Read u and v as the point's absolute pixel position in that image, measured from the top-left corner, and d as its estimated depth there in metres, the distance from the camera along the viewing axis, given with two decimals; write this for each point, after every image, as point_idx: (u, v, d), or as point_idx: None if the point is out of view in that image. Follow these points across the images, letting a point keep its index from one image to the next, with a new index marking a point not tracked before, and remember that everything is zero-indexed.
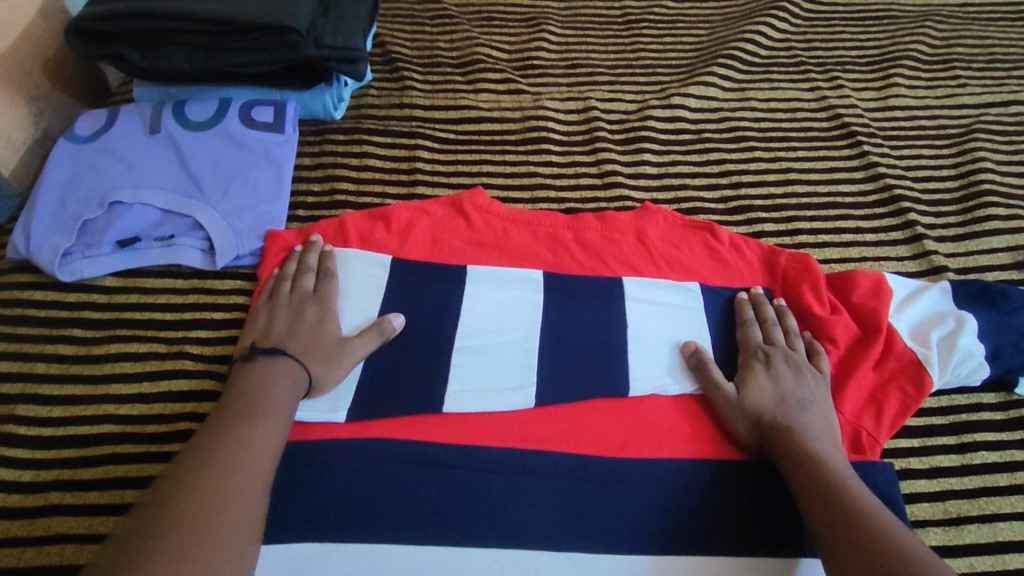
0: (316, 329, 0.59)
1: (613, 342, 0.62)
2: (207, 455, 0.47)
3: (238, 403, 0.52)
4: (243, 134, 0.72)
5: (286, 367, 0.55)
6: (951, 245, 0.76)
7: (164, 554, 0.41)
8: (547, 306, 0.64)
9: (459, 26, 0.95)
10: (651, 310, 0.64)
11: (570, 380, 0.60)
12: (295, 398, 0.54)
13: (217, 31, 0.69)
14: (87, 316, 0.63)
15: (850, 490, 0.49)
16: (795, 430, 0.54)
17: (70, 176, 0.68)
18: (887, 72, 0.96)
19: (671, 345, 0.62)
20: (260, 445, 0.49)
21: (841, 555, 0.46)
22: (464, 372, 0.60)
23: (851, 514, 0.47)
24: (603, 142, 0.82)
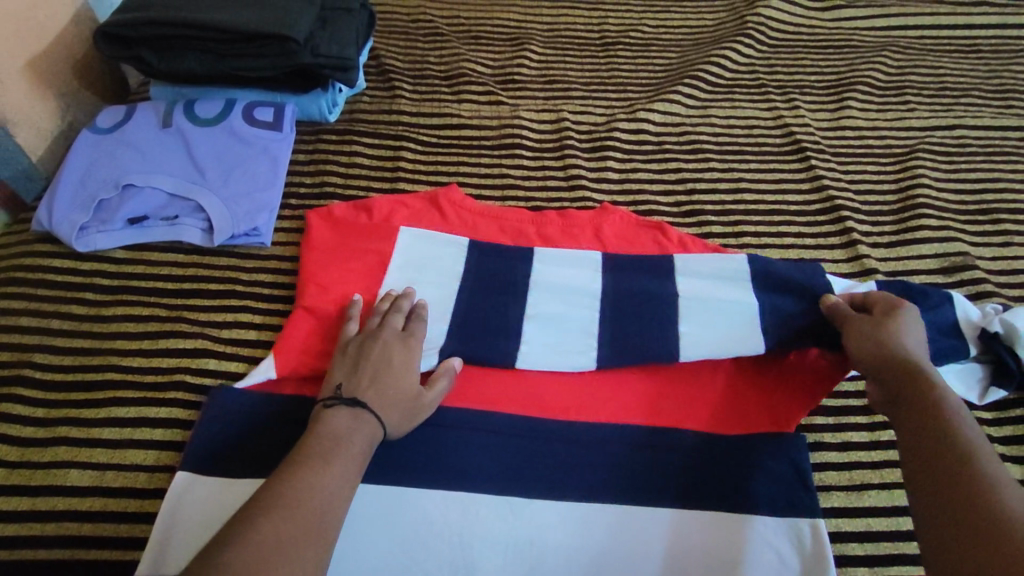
0: (389, 374, 0.58)
1: (664, 315, 0.68)
2: (305, 458, 0.49)
3: (328, 422, 0.53)
4: (246, 131, 0.81)
5: (364, 420, 0.54)
6: (884, 250, 0.83)
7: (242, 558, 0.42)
8: (605, 286, 0.71)
9: (449, 43, 1.05)
10: (700, 283, 0.71)
11: (628, 350, 0.66)
12: (373, 443, 0.53)
13: (225, 39, 0.78)
14: (99, 282, 0.71)
15: (962, 441, 0.49)
16: (917, 375, 0.54)
17: (91, 161, 0.77)
18: (841, 96, 1.04)
19: (720, 315, 0.68)
20: (342, 456, 0.50)
21: (926, 486, 0.48)
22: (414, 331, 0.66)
23: (949, 452, 0.48)
24: (570, 149, 0.90)
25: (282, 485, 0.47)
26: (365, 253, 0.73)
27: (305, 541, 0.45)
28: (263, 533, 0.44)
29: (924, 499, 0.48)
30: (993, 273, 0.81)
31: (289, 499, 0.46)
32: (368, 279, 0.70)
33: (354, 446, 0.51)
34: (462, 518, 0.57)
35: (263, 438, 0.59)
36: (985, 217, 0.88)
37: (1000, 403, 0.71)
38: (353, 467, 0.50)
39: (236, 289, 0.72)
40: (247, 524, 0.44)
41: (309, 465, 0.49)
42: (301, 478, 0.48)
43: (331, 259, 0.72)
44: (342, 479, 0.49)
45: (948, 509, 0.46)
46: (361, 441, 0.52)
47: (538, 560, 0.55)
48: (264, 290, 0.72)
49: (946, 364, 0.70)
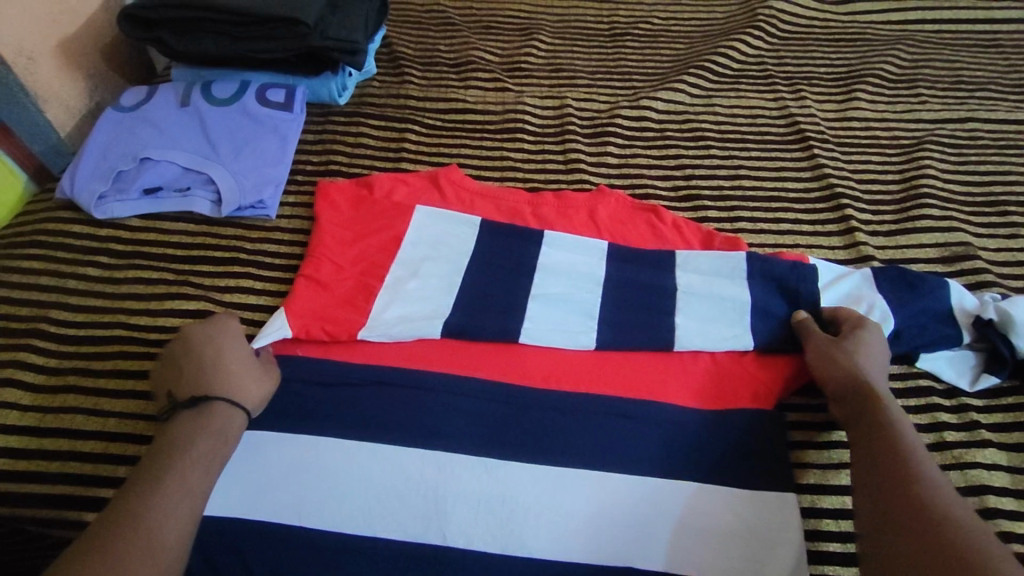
0: (227, 362, 0.58)
1: (661, 306, 0.70)
2: (162, 454, 0.50)
3: (179, 424, 0.53)
4: (258, 110, 0.85)
5: (222, 409, 0.54)
6: (882, 239, 0.82)
7: (115, 556, 0.43)
8: (611, 272, 0.73)
9: (460, 33, 1.08)
10: (701, 277, 0.72)
11: (630, 334, 0.68)
12: (234, 429, 0.55)
13: (239, 22, 0.82)
14: (113, 248, 0.75)
15: (910, 454, 0.50)
16: (873, 391, 0.57)
17: (114, 136, 0.81)
18: (850, 88, 1.03)
19: (719, 310, 0.70)
20: (199, 445, 0.52)
21: (873, 487, 0.49)
22: (394, 302, 0.69)
23: (895, 460, 0.50)
24: (571, 135, 0.92)
25: (155, 480, 0.48)
26: (378, 230, 0.75)
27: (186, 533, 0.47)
28: (148, 524, 0.45)
29: (868, 495, 0.49)
30: (995, 264, 0.80)
31: (169, 494, 0.47)
32: (380, 256, 0.73)
33: (214, 429, 0.53)
34: (438, 475, 0.59)
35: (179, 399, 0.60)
36: (992, 209, 0.86)
37: (992, 391, 0.69)
38: (213, 454, 0.52)
39: (240, 257, 0.75)
40: (128, 518, 0.45)
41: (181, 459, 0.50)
42: (162, 474, 0.48)
43: (346, 235, 0.75)
44: (200, 465, 0.50)
45: (891, 506, 0.47)
46: (219, 425, 0.54)
47: (506, 516, 0.57)
48: (266, 259, 0.75)
49: (939, 351, 0.70)
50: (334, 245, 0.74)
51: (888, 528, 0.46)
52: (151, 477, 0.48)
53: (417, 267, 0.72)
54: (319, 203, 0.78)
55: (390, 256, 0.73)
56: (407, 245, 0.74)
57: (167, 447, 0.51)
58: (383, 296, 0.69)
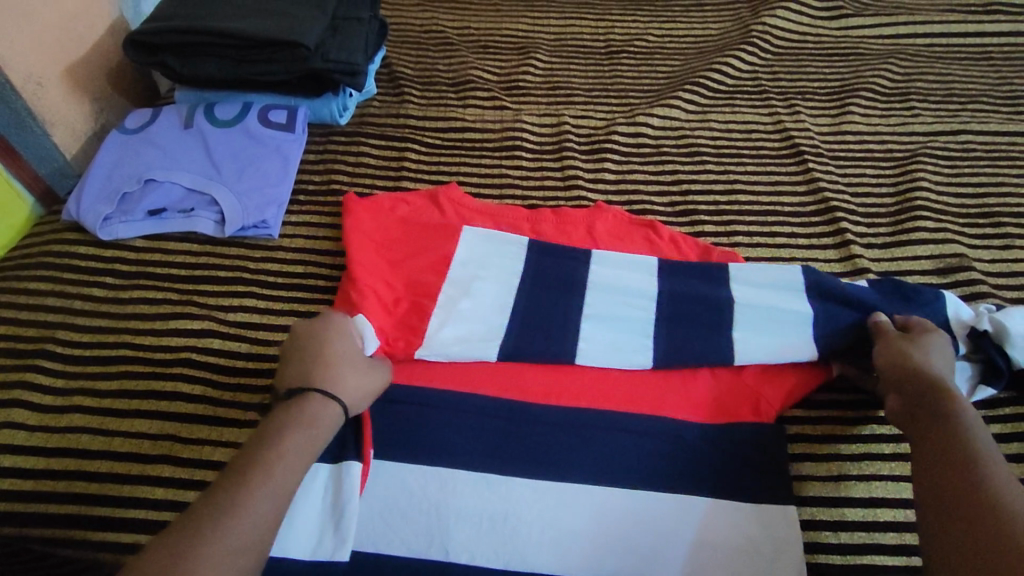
0: (331, 358, 0.59)
1: (720, 320, 0.69)
2: (264, 440, 0.51)
3: (283, 412, 0.53)
4: (260, 131, 0.87)
5: (320, 402, 0.54)
6: (878, 251, 0.83)
7: (207, 535, 0.44)
8: (661, 288, 0.72)
9: (459, 53, 1.10)
10: (756, 291, 0.71)
11: (684, 352, 0.67)
12: (331, 425, 0.54)
13: (242, 46, 0.84)
14: (118, 268, 0.76)
15: (972, 444, 0.50)
16: (933, 387, 0.57)
17: (119, 158, 0.83)
18: (844, 102, 1.04)
19: (781, 323, 0.68)
20: (296, 434, 0.51)
21: (931, 476, 0.50)
22: (449, 322, 0.69)
23: (956, 450, 0.50)
24: (569, 152, 0.93)
25: (246, 472, 0.48)
26: (426, 249, 0.75)
27: (264, 536, 0.46)
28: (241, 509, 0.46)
29: (926, 483, 0.50)
30: (990, 275, 0.81)
31: (263, 483, 0.47)
32: (432, 275, 0.73)
33: (311, 423, 0.53)
34: (441, 491, 0.59)
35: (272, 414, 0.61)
36: (986, 220, 0.87)
37: (987, 401, 0.71)
38: (309, 446, 0.51)
39: (243, 277, 0.76)
40: (217, 509, 0.45)
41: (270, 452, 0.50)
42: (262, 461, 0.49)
43: (392, 255, 0.75)
44: (296, 455, 0.50)
45: (947, 496, 0.48)
46: (317, 419, 0.53)
47: (509, 533, 0.57)
48: (269, 278, 0.76)
49: None
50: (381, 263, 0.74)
51: (943, 518, 0.47)
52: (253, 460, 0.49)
53: (468, 286, 0.72)
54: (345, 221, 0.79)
55: (441, 277, 0.73)
56: (457, 264, 0.74)
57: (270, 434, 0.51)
58: (436, 316, 0.69)
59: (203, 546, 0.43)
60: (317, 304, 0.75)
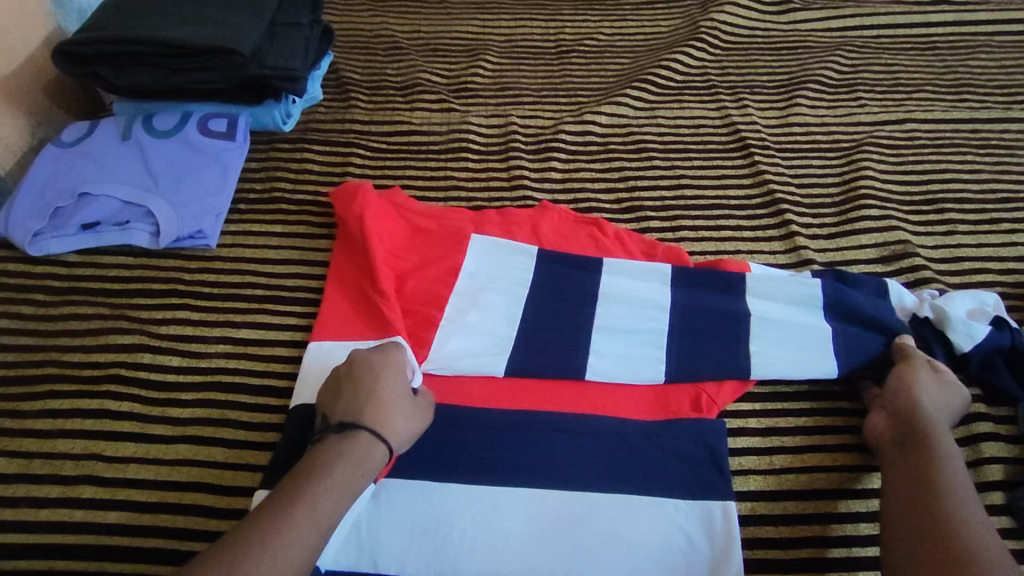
0: (385, 393, 0.56)
1: (734, 333, 0.70)
2: (313, 470, 0.49)
3: (332, 444, 0.52)
4: (200, 141, 0.85)
5: (370, 444, 0.53)
6: (824, 241, 0.83)
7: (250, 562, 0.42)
8: (674, 298, 0.73)
9: (407, 57, 1.09)
10: (770, 304, 0.72)
11: (699, 363, 0.67)
12: (377, 463, 0.53)
13: (176, 54, 0.82)
14: (49, 284, 0.75)
15: (946, 477, 0.52)
16: (919, 414, 0.58)
17: (52, 174, 0.81)
18: (791, 94, 1.05)
19: (784, 333, 0.70)
20: (346, 468, 0.50)
21: (899, 505, 0.52)
22: (457, 335, 0.69)
23: (930, 482, 0.51)
24: (515, 152, 0.92)
25: (291, 503, 0.47)
26: (433, 261, 0.76)
27: (301, 568, 0.44)
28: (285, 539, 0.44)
29: (892, 512, 0.52)
30: (934, 261, 0.81)
31: (308, 516, 0.46)
32: (439, 287, 0.74)
33: (361, 460, 0.51)
34: (375, 502, 0.58)
35: (283, 447, 0.60)
36: (930, 207, 0.87)
37: None
38: (356, 481, 0.50)
39: (180, 288, 0.75)
40: (262, 538, 0.44)
41: (314, 485, 0.48)
42: (310, 492, 0.48)
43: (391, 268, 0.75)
44: (343, 490, 0.49)
45: (912, 525, 0.49)
46: (364, 457, 0.52)
47: (444, 541, 0.56)
48: (206, 288, 0.75)
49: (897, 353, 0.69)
50: (389, 271, 0.74)
51: (905, 546, 0.49)
52: (299, 490, 0.48)
53: (477, 300, 0.72)
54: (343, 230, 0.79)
55: (450, 288, 0.73)
56: (466, 277, 0.75)
57: (318, 463, 0.50)
58: (445, 328, 0.70)
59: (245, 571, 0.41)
60: (254, 313, 0.73)
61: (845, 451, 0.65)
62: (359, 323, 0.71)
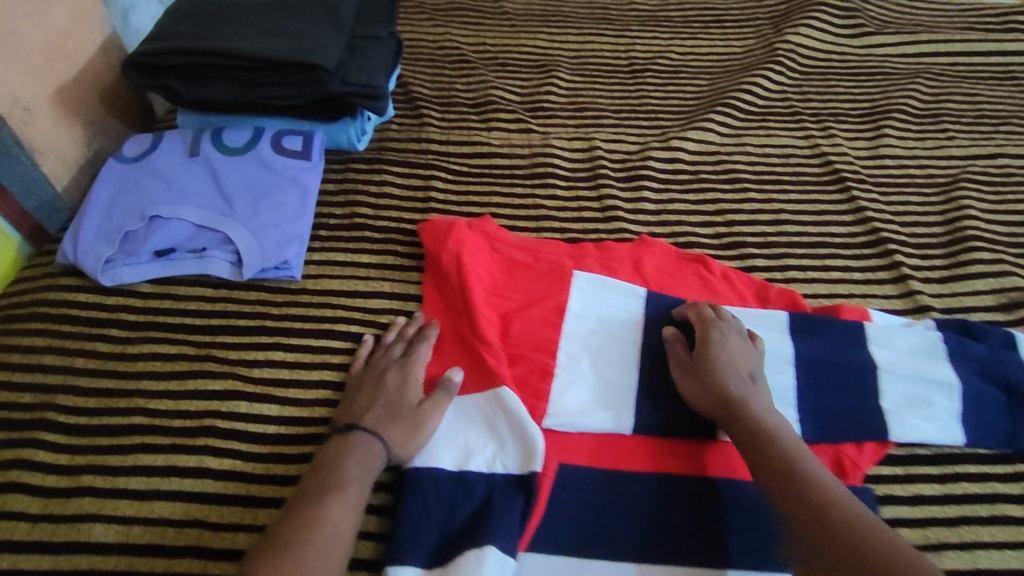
0: (390, 396, 0.61)
1: (865, 389, 0.66)
2: (320, 479, 0.53)
3: (338, 447, 0.56)
4: (274, 159, 0.79)
5: (365, 443, 0.56)
6: (936, 286, 0.80)
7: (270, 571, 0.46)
8: (797, 350, 0.69)
9: (475, 70, 1.03)
10: (897, 355, 0.69)
11: (833, 423, 0.64)
12: (376, 464, 0.56)
13: (256, 68, 0.76)
14: (125, 318, 0.69)
15: (799, 465, 0.53)
16: (744, 408, 0.58)
17: (117, 192, 0.75)
18: (878, 124, 1.01)
19: (917, 388, 0.67)
20: (352, 473, 0.54)
21: (779, 484, 0.52)
22: (573, 388, 0.65)
23: (793, 466, 0.53)
24: (605, 179, 0.87)
25: (302, 513, 0.50)
26: (535, 299, 0.71)
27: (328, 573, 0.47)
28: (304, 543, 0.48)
29: (779, 489, 0.52)
30: None
31: (323, 519, 0.50)
32: (546, 330, 0.68)
33: (363, 461, 0.55)
34: None
35: (405, 520, 0.56)
36: None
37: None
38: (364, 484, 0.54)
39: (269, 325, 0.70)
40: (281, 547, 0.48)
41: (309, 499, 0.52)
42: (319, 499, 0.52)
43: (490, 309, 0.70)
44: (353, 493, 0.53)
45: (807, 505, 0.50)
46: (363, 459, 0.55)
47: None
48: (298, 325, 0.70)
49: None
50: (492, 313, 0.69)
51: (803, 525, 0.49)
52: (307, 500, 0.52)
53: (590, 345, 0.68)
54: (434, 265, 0.74)
55: (557, 331, 0.68)
56: (572, 318, 0.69)
57: (324, 473, 0.54)
58: (560, 379, 0.65)
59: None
60: (350, 355, 0.68)
61: (1002, 525, 0.60)
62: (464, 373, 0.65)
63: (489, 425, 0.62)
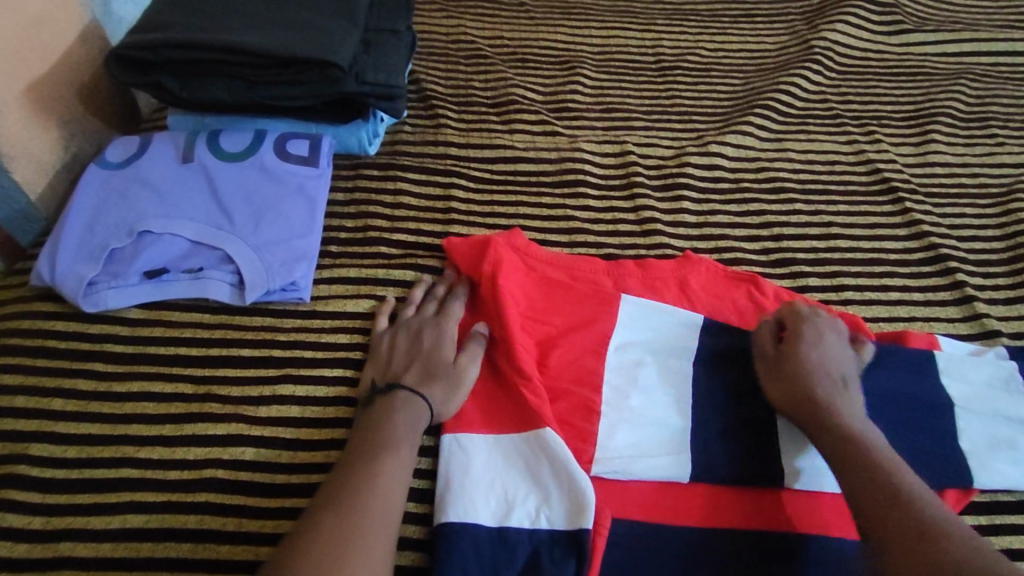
0: (425, 355, 0.59)
1: (942, 428, 0.60)
2: (359, 456, 0.51)
3: (379, 410, 0.55)
4: (277, 166, 0.71)
5: (408, 403, 0.55)
6: (1003, 307, 0.73)
7: (318, 556, 0.43)
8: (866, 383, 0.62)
9: (493, 66, 0.95)
10: (975, 389, 0.63)
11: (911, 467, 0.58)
12: (421, 425, 0.54)
13: (259, 64, 0.68)
14: (110, 349, 0.61)
15: (882, 463, 0.50)
16: (832, 409, 0.55)
17: (100, 203, 0.66)
18: (924, 128, 0.95)
19: (996, 427, 0.61)
20: (393, 447, 0.52)
21: (858, 480, 0.49)
22: (625, 429, 0.57)
23: (874, 464, 0.50)
24: (641, 188, 0.80)
25: (344, 492, 0.48)
26: (574, 325, 0.63)
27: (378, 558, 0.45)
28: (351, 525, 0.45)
29: (857, 485, 0.49)
30: None
31: (368, 499, 0.48)
32: (588, 362, 0.60)
33: (406, 426, 0.53)
34: None
35: None
36: None
37: None
38: (405, 460, 0.51)
39: (275, 355, 0.62)
40: (324, 530, 0.45)
41: (356, 481, 0.49)
42: (361, 479, 0.49)
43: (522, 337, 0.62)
44: (397, 470, 0.50)
45: (887, 504, 0.47)
46: (407, 421, 0.54)
47: None
48: (308, 354, 0.62)
49: None
50: (526, 343, 0.61)
51: (882, 521, 0.46)
52: (348, 478, 0.49)
53: (637, 378, 0.60)
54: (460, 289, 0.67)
55: (600, 363, 0.60)
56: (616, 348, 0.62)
57: (364, 449, 0.51)
58: (607, 418, 0.57)
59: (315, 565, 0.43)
60: None
61: None
62: (498, 413, 0.58)
63: (532, 472, 0.55)
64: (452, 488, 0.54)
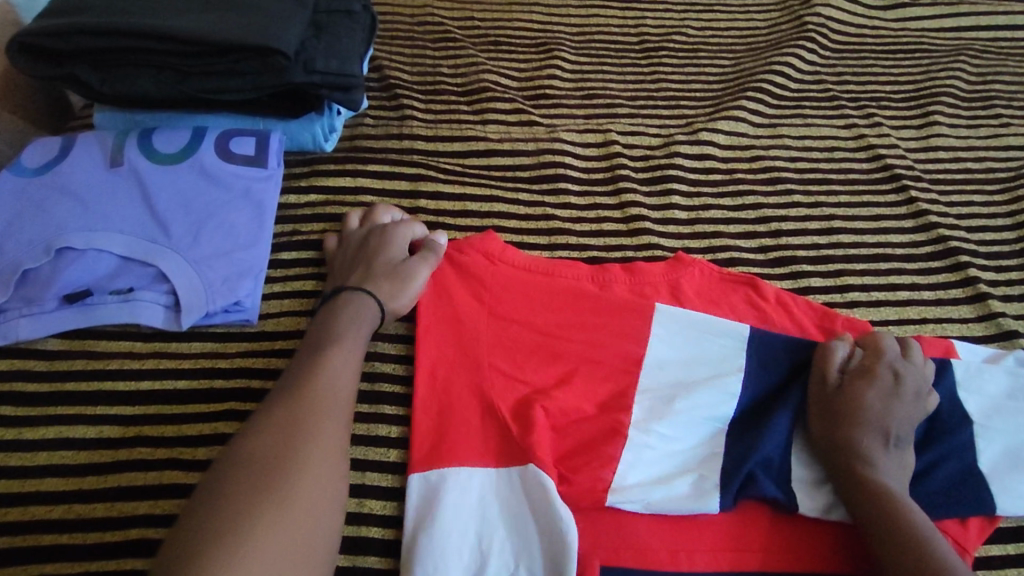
0: (372, 258, 0.58)
1: (964, 447, 0.55)
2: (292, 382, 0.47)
3: (326, 312, 0.54)
4: (219, 168, 0.63)
5: (354, 300, 0.54)
6: (1018, 304, 0.68)
7: (240, 494, 0.40)
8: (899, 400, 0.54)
9: (463, 50, 0.87)
10: (997, 401, 0.57)
11: (932, 493, 0.52)
12: (365, 322, 0.53)
13: (190, 53, 0.60)
14: (23, 389, 0.54)
15: (908, 513, 0.47)
16: (873, 463, 0.50)
17: (14, 212, 0.58)
18: (926, 109, 0.89)
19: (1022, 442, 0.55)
20: (327, 369, 0.48)
21: (881, 532, 0.47)
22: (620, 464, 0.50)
23: (898, 514, 0.47)
24: (626, 182, 0.74)
25: (271, 423, 0.44)
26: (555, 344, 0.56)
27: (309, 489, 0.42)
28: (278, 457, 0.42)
29: (880, 537, 0.47)
30: None
31: (298, 428, 0.44)
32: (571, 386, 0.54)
33: (350, 328, 0.52)
34: None
35: None
36: None
37: None
38: (341, 384, 0.48)
39: (219, 386, 0.55)
40: (249, 466, 0.42)
41: (285, 409, 0.45)
42: (290, 408, 0.45)
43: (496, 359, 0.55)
44: (330, 393, 0.47)
45: (907, 561, 0.45)
46: (349, 318, 0.53)
47: None
48: (256, 382, 0.55)
49: None
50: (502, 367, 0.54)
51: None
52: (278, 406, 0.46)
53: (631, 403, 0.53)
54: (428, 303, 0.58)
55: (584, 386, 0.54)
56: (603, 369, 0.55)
57: (298, 374, 0.48)
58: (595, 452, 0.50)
59: (236, 504, 0.40)
60: None
61: None
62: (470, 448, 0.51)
63: (511, 515, 0.49)
64: (421, 539, 0.48)
